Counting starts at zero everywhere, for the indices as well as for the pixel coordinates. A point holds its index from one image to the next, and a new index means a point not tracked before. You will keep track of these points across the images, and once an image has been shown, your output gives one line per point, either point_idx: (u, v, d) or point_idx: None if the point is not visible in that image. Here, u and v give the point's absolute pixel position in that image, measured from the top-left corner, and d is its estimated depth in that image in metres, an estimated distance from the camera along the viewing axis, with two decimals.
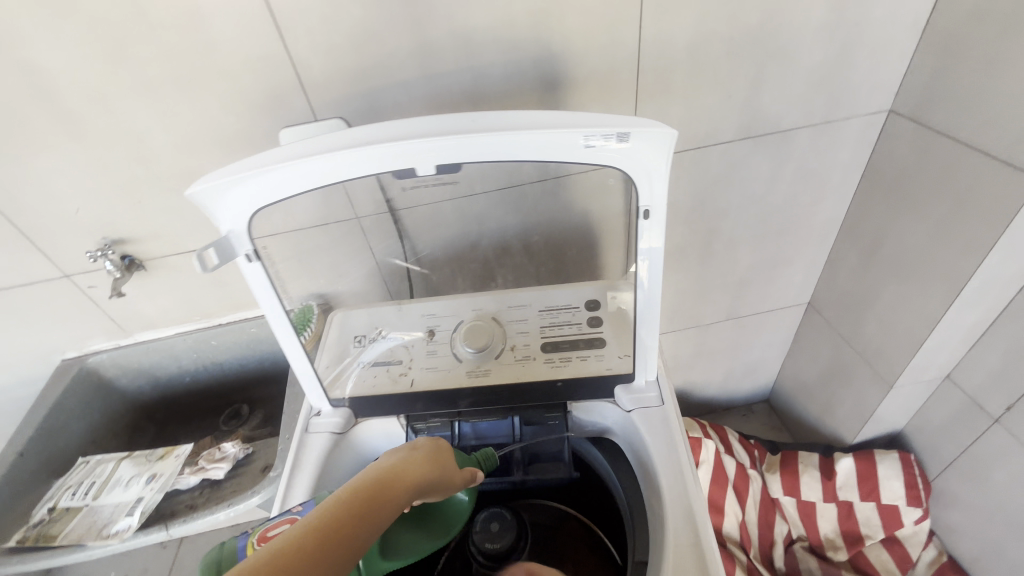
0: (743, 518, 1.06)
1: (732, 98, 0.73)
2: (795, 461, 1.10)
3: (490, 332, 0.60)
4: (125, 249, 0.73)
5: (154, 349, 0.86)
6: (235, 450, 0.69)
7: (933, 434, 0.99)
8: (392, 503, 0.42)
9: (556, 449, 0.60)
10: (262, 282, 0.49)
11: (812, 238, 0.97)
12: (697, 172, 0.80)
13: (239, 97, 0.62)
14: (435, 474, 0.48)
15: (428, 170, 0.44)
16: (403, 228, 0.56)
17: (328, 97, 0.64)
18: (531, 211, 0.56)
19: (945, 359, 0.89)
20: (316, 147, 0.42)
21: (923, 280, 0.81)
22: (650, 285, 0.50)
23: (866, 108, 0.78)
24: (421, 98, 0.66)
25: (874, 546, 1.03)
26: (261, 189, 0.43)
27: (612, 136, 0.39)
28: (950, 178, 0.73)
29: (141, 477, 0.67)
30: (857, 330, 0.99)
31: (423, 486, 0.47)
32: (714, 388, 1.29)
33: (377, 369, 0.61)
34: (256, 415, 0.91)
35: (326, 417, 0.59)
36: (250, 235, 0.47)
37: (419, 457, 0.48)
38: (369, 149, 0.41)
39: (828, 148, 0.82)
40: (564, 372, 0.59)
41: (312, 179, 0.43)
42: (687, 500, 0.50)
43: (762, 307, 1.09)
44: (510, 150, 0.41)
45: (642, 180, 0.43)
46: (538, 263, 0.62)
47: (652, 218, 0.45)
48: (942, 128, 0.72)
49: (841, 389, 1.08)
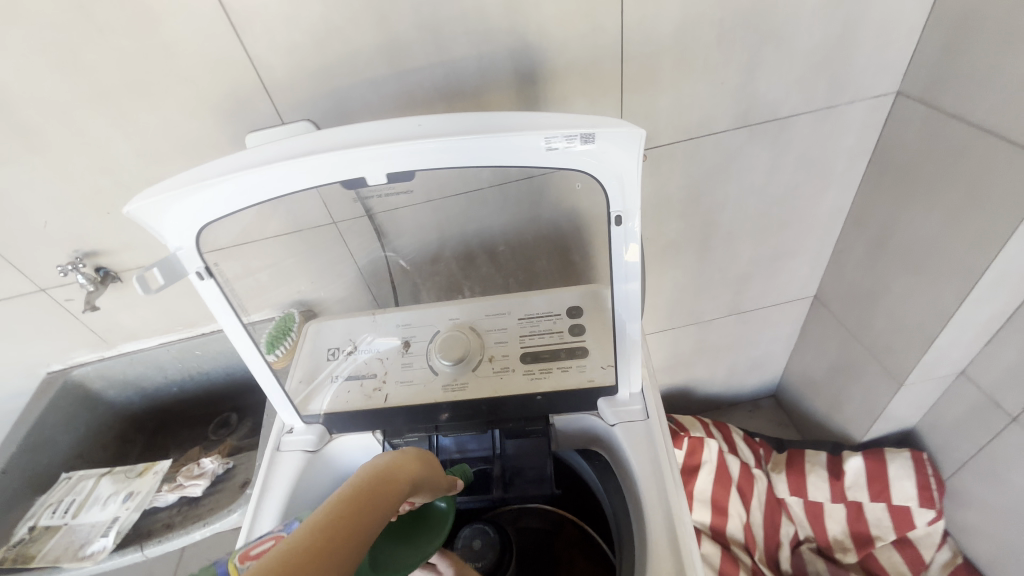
0: (748, 519, 1.02)
1: (725, 85, 0.68)
2: (801, 460, 1.06)
3: (467, 343, 0.57)
4: (98, 261, 0.71)
5: (138, 360, 0.85)
6: (213, 466, 0.68)
7: (947, 432, 0.94)
8: (386, 503, 0.41)
9: (537, 464, 0.57)
10: (218, 300, 0.47)
11: (818, 229, 0.92)
12: (692, 165, 0.76)
13: (200, 101, 0.59)
14: (426, 471, 0.47)
15: (380, 179, 0.41)
16: (385, 235, 0.53)
17: (293, 98, 0.60)
18: (498, 216, 0.53)
19: (959, 355, 0.84)
20: (258, 159, 0.39)
21: (934, 273, 0.76)
22: (630, 292, 0.47)
23: (872, 90, 0.73)
24: (393, 97, 0.62)
25: (885, 547, 0.99)
26: (204, 204, 0.41)
27: (577, 138, 0.36)
28: (964, 164, 0.68)
29: (118, 495, 0.66)
30: (865, 324, 0.94)
31: (416, 484, 0.46)
32: (718, 385, 1.25)
33: (350, 383, 0.59)
34: (246, 424, 0.88)
35: (299, 435, 0.57)
36: (200, 252, 0.44)
37: (409, 457, 0.47)
38: (315, 160, 0.38)
39: (832, 134, 0.77)
40: (544, 385, 0.56)
41: (259, 193, 0.41)
42: (672, 524, 0.46)
43: (766, 301, 1.04)
44: (467, 156, 0.38)
45: (612, 184, 0.39)
46: (505, 273, 0.60)
47: (625, 224, 0.42)
48: (954, 110, 0.67)
49: (850, 386, 1.03)
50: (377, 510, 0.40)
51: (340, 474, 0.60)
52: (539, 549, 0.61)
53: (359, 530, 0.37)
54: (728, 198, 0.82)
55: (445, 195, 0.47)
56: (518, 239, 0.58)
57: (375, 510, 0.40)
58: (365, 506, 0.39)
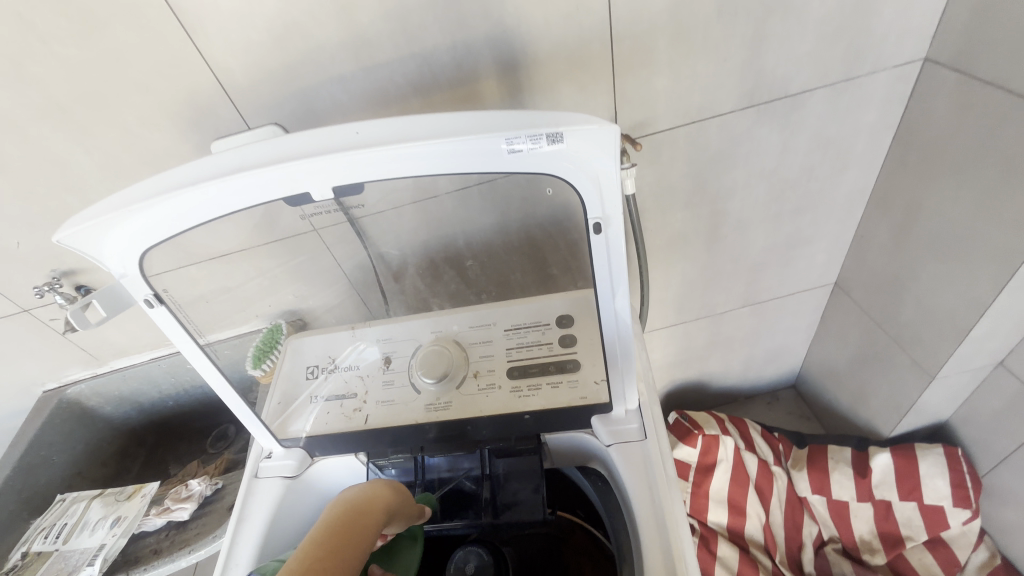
0: (766, 520, 0.97)
1: (728, 62, 0.61)
2: (823, 456, 1.00)
3: (450, 358, 0.53)
4: (77, 280, 0.69)
5: (131, 376, 0.84)
6: (201, 487, 0.67)
7: (984, 426, 0.87)
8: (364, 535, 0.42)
9: (528, 485, 0.53)
10: (172, 323, 0.45)
11: (837, 212, 0.84)
12: (696, 151, 0.70)
13: (158, 110, 0.55)
14: (403, 496, 0.48)
15: (326, 194, 0.37)
16: (369, 239, 0.50)
17: (256, 102, 0.56)
18: (465, 222, 0.51)
19: (997, 346, 0.77)
20: (186, 176, 0.35)
21: (968, 258, 0.70)
22: (617, 303, 0.43)
23: (895, 59, 0.66)
24: (363, 95, 0.57)
25: (916, 548, 0.93)
26: (138, 231, 0.37)
27: (542, 138, 0.32)
28: (1001, 137, 0.60)
29: (107, 520, 0.65)
30: (890, 313, 0.87)
31: (393, 512, 0.46)
32: (735, 378, 1.19)
33: (330, 404, 0.56)
34: (242, 437, 0.85)
35: (278, 460, 0.55)
36: (146, 279, 0.42)
37: (381, 485, 0.48)
38: (246, 178, 0.34)
39: (850, 109, 0.70)
40: (532, 403, 0.52)
41: (194, 215, 0.37)
42: (671, 559, 0.42)
43: (782, 291, 0.98)
44: (419, 164, 0.34)
45: (588, 189, 0.35)
46: (476, 289, 0.58)
47: (605, 233, 0.37)
48: (990, 76, 0.59)
49: (875, 378, 0.97)
50: (360, 539, 0.42)
51: (325, 496, 0.58)
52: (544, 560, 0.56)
53: (345, 562, 0.39)
54: (736, 184, 0.75)
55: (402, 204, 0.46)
56: (486, 252, 0.56)
57: (355, 543, 0.41)
58: (345, 539, 0.41)
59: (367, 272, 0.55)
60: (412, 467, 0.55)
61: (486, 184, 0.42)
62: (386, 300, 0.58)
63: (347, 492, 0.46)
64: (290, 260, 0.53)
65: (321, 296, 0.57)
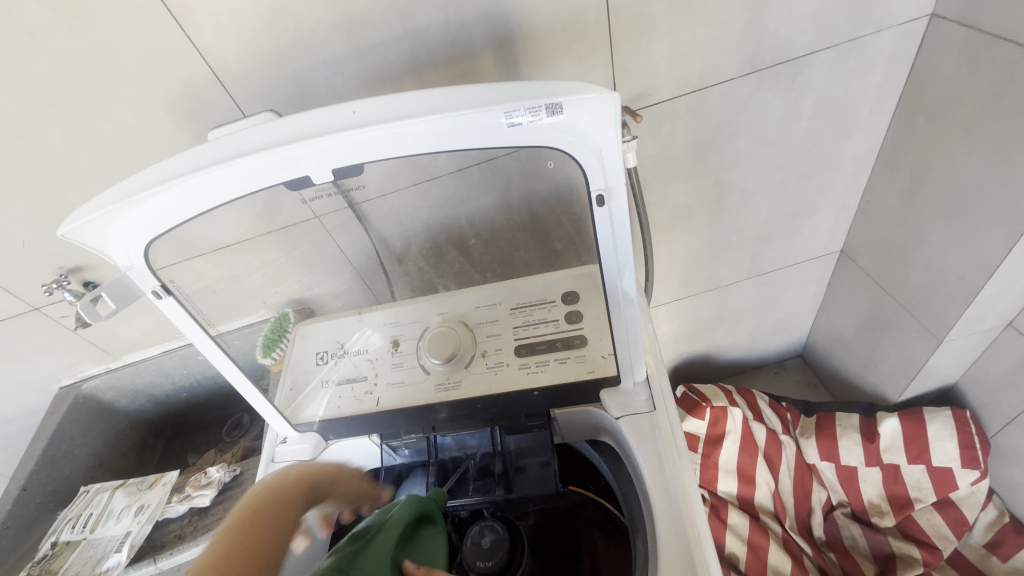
0: (776, 487, 0.98)
1: (728, 26, 0.60)
2: (832, 423, 1.01)
3: (458, 338, 0.53)
4: (85, 275, 0.70)
5: (143, 370, 0.84)
6: (220, 475, 0.69)
7: (993, 387, 0.88)
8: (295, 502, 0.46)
9: (541, 460, 0.54)
10: (181, 314, 0.45)
11: (842, 179, 0.83)
12: (697, 121, 0.68)
13: (152, 101, 0.54)
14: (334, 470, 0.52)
15: (325, 177, 0.36)
16: (368, 221, 0.51)
17: (251, 89, 0.55)
18: (468, 200, 0.51)
19: (1006, 306, 0.77)
20: (184, 164, 0.34)
21: (978, 221, 0.69)
22: (623, 277, 0.43)
23: (901, 16, 0.64)
24: (358, 77, 0.56)
25: (925, 510, 0.94)
26: (138, 221, 0.37)
27: (541, 110, 0.31)
28: (1013, 93, 0.59)
29: (131, 509, 0.67)
30: (897, 279, 0.86)
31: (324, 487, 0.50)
32: (742, 349, 1.19)
33: (342, 388, 0.56)
34: (257, 425, 0.86)
35: (293, 444, 0.56)
36: (152, 270, 0.42)
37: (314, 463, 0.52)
38: (244, 165, 0.33)
39: (855, 71, 0.68)
40: (541, 380, 0.52)
41: (195, 205, 0.37)
42: (684, 526, 0.43)
43: (788, 261, 0.97)
44: (418, 142, 0.33)
45: (590, 160, 0.34)
46: (481, 268, 0.57)
47: (608, 205, 0.37)
48: (999, 31, 0.58)
49: (883, 344, 0.97)
50: (288, 504, 0.46)
51: None
52: (560, 526, 0.58)
53: (273, 522, 0.43)
54: (739, 153, 0.74)
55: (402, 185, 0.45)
56: (490, 231, 0.56)
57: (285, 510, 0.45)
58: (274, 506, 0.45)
59: (371, 256, 0.55)
60: (425, 447, 0.56)
61: (485, 161, 0.41)
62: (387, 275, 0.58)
63: (248, 491, 0.47)
64: (293, 248, 0.53)
65: (325, 282, 0.58)
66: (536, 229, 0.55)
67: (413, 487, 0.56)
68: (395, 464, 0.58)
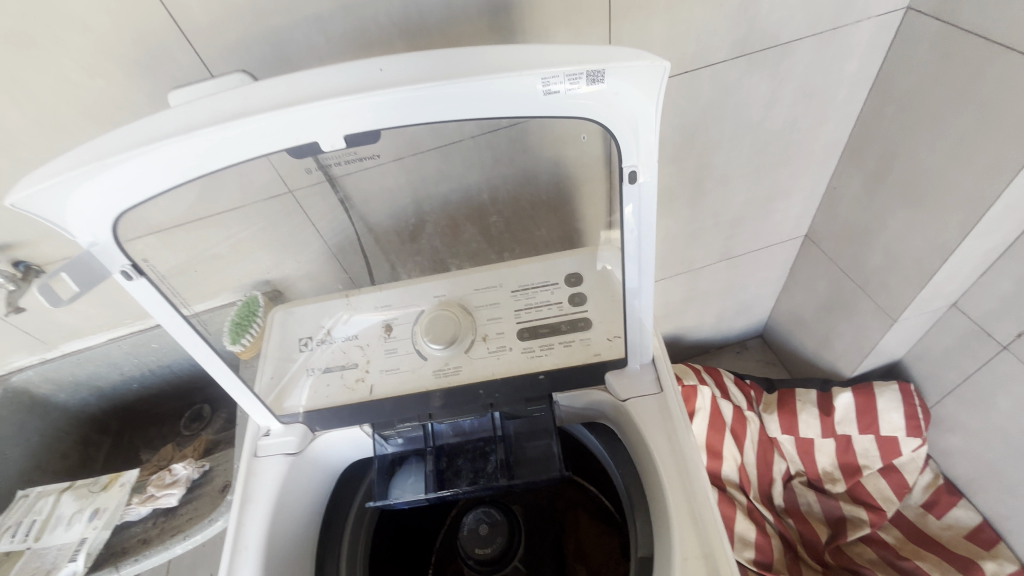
0: (741, 461, 1.03)
1: (725, 6, 0.59)
2: (792, 399, 1.06)
3: (457, 323, 0.51)
4: (14, 254, 0.61)
5: (86, 359, 0.75)
6: (187, 471, 0.63)
7: (933, 362, 0.96)
8: None
9: (541, 444, 0.53)
10: (152, 297, 0.40)
11: (812, 165, 0.86)
12: (688, 104, 0.68)
13: (100, 53, 0.47)
14: None
15: (336, 145, 0.32)
16: (348, 199, 0.47)
17: (220, 45, 0.49)
18: (488, 165, 0.47)
19: (953, 288, 0.83)
20: (170, 121, 0.30)
21: (936, 207, 0.73)
22: (642, 256, 0.42)
23: (880, 7, 0.66)
24: (342, 38, 0.51)
25: (872, 475, 1.02)
26: (111, 189, 0.32)
27: (580, 77, 0.29)
28: (979, 88, 0.63)
29: (83, 513, 0.61)
30: (858, 262, 0.91)
31: None
32: (708, 330, 1.23)
33: (330, 376, 0.53)
34: (219, 416, 0.83)
35: (277, 437, 0.52)
36: (121, 247, 0.37)
37: None
38: (248, 124, 0.29)
39: (834, 59, 0.70)
40: (546, 363, 0.51)
41: (179, 172, 0.32)
42: (696, 503, 0.44)
43: (757, 245, 1.00)
44: (446, 108, 0.30)
45: (625, 134, 0.33)
46: (499, 247, 0.54)
47: (638, 181, 0.36)
48: (971, 27, 0.61)
49: (841, 324, 1.03)
50: None
51: (331, 471, 0.56)
52: (539, 511, 0.58)
53: None
54: (724, 136, 0.75)
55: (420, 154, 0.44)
56: (513, 207, 0.52)
57: None
58: None
59: (348, 235, 0.51)
60: (420, 435, 0.54)
61: (495, 131, 0.40)
62: (370, 263, 0.54)
63: None
64: (274, 223, 0.49)
65: (308, 263, 0.53)
66: (563, 209, 0.51)
67: (410, 476, 0.53)
68: (386, 454, 0.55)
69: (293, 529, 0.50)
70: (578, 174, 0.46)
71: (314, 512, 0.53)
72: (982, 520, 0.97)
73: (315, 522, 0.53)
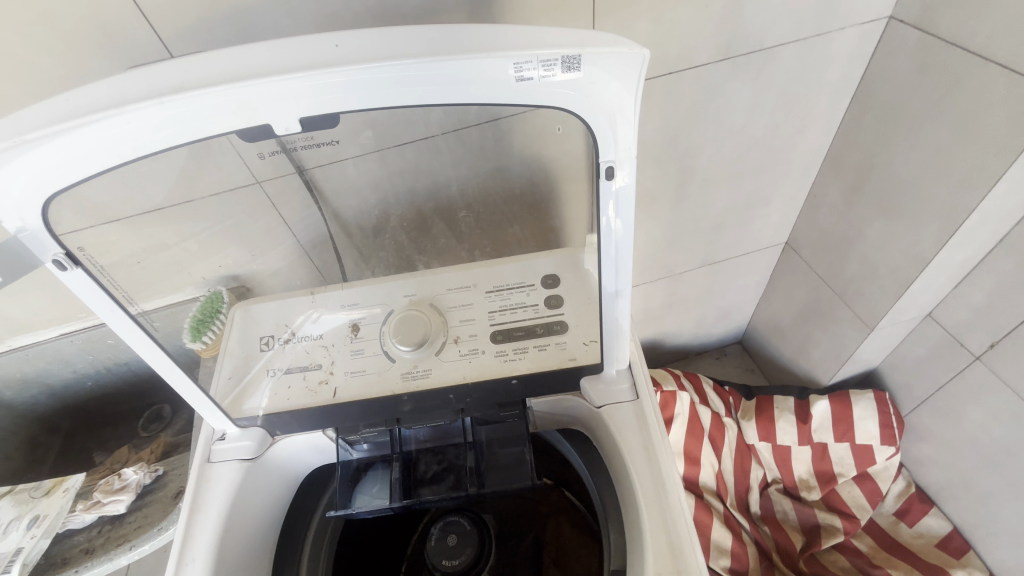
0: (719, 468, 1.02)
1: (709, 7, 0.58)
2: (770, 406, 1.06)
3: (427, 323, 0.49)
4: None
5: (35, 355, 0.70)
6: (138, 476, 0.60)
7: (908, 371, 0.96)
8: None
9: (513, 451, 0.51)
10: (91, 290, 0.37)
11: (794, 172, 0.86)
12: (671, 105, 0.67)
13: (47, 27, 0.44)
14: None
15: (292, 128, 0.30)
16: (318, 190, 0.45)
17: (180, 23, 0.45)
18: (463, 160, 0.45)
19: (928, 299, 0.84)
20: (106, 93, 0.27)
21: (914, 217, 0.74)
22: (620, 258, 0.40)
23: (863, 15, 0.66)
24: (311, 22, 0.48)
25: (846, 483, 1.02)
26: (38, 168, 0.29)
27: (556, 63, 0.28)
28: (958, 99, 0.63)
29: (21, 521, 0.57)
30: (837, 270, 0.92)
31: None
32: (688, 336, 1.22)
33: (292, 377, 0.50)
34: (180, 418, 0.79)
35: (232, 442, 0.49)
36: (53, 233, 0.33)
37: None
38: (191, 99, 0.27)
39: (817, 67, 0.70)
40: (519, 367, 0.49)
41: (117, 152, 0.29)
42: (671, 515, 0.42)
43: (738, 251, 1.00)
44: (409, 92, 0.28)
45: (602, 127, 0.31)
46: (470, 244, 0.51)
47: (617, 177, 0.34)
48: (952, 37, 0.61)
49: (818, 331, 1.03)
50: None
51: (292, 478, 0.53)
52: (515, 517, 0.56)
53: None
54: (707, 140, 0.74)
55: (389, 144, 0.42)
56: (484, 203, 0.50)
57: None
58: None
59: (319, 230, 0.48)
60: (386, 440, 0.51)
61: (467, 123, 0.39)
62: (338, 257, 0.51)
63: None
64: (233, 213, 0.46)
65: (269, 258, 0.51)
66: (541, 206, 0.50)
67: (375, 484, 0.51)
68: (351, 460, 0.52)
69: (249, 539, 0.47)
70: (555, 169, 0.44)
71: (273, 520, 0.50)
72: (952, 529, 0.98)
73: (275, 533, 0.50)
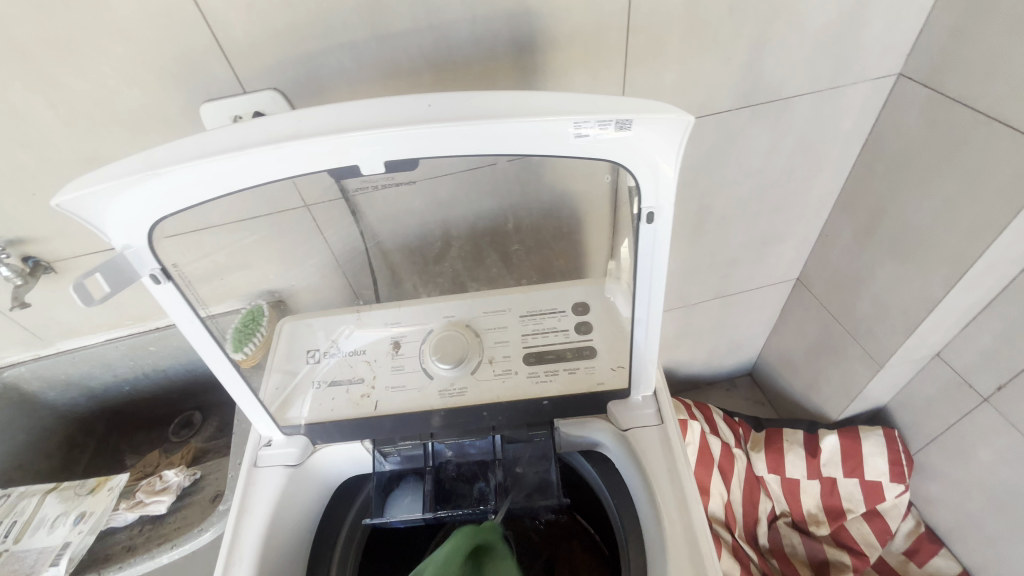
0: (728, 498, 1.03)
1: (732, 61, 0.63)
2: (779, 439, 1.07)
3: (466, 344, 0.53)
4: (26, 250, 0.60)
5: (82, 358, 0.74)
6: (178, 479, 0.63)
7: (917, 410, 0.98)
8: None
9: (539, 470, 0.53)
10: (177, 301, 0.41)
11: (807, 213, 0.90)
12: (693, 148, 0.72)
13: (140, 64, 0.49)
14: None
15: (376, 168, 0.34)
16: (362, 215, 0.48)
17: (257, 63, 0.50)
18: (507, 198, 0.48)
19: (937, 339, 0.86)
20: (227, 137, 0.32)
21: (923, 261, 0.77)
22: (654, 293, 0.44)
23: (874, 72, 0.71)
24: (372, 67, 0.53)
25: (855, 519, 1.03)
26: (158, 197, 0.33)
27: (610, 123, 0.32)
28: (965, 153, 0.67)
29: (68, 517, 0.60)
30: (847, 308, 0.95)
31: None
32: (699, 366, 1.25)
33: (336, 389, 0.54)
34: (210, 424, 0.83)
35: (279, 448, 0.53)
36: (153, 251, 0.38)
37: None
38: (301, 145, 0.31)
39: (831, 116, 0.74)
40: (551, 389, 0.53)
41: (226, 185, 0.34)
42: (693, 534, 0.45)
43: (751, 285, 1.03)
44: (483, 144, 0.33)
45: (644, 176, 0.35)
46: (519, 274, 0.55)
47: (655, 222, 0.38)
48: (959, 96, 0.65)
49: (828, 367, 1.05)
50: None
51: (326, 487, 0.56)
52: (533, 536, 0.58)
53: None
54: (725, 181, 0.78)
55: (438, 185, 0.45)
56: (533, 233, 0.53)
57: None
58: None
59: (357, 245, 0.52)
60: (420, 453, 0.54)
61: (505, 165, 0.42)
62: (375, 279, 0.55)
63: None
64: (293, 236, 0.50)
65: (320, 278, 0.55)
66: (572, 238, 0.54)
67: (406, 496, 0.53)
68: (384, 471, 0.55)
69: (286, 544, 0.49)
70: (587, 208, 0.48)
71: (308, 526, 0.53)
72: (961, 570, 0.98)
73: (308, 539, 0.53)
